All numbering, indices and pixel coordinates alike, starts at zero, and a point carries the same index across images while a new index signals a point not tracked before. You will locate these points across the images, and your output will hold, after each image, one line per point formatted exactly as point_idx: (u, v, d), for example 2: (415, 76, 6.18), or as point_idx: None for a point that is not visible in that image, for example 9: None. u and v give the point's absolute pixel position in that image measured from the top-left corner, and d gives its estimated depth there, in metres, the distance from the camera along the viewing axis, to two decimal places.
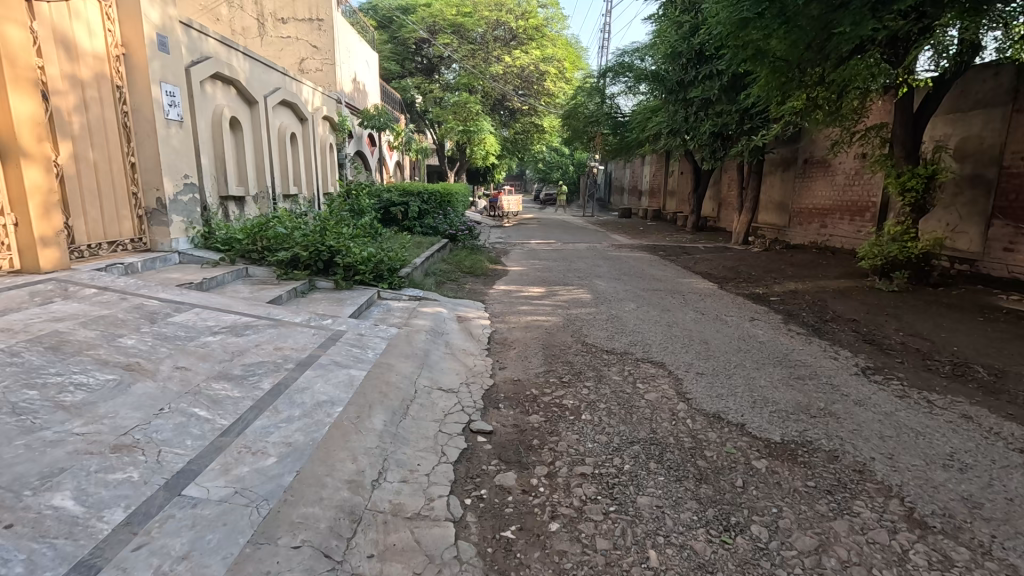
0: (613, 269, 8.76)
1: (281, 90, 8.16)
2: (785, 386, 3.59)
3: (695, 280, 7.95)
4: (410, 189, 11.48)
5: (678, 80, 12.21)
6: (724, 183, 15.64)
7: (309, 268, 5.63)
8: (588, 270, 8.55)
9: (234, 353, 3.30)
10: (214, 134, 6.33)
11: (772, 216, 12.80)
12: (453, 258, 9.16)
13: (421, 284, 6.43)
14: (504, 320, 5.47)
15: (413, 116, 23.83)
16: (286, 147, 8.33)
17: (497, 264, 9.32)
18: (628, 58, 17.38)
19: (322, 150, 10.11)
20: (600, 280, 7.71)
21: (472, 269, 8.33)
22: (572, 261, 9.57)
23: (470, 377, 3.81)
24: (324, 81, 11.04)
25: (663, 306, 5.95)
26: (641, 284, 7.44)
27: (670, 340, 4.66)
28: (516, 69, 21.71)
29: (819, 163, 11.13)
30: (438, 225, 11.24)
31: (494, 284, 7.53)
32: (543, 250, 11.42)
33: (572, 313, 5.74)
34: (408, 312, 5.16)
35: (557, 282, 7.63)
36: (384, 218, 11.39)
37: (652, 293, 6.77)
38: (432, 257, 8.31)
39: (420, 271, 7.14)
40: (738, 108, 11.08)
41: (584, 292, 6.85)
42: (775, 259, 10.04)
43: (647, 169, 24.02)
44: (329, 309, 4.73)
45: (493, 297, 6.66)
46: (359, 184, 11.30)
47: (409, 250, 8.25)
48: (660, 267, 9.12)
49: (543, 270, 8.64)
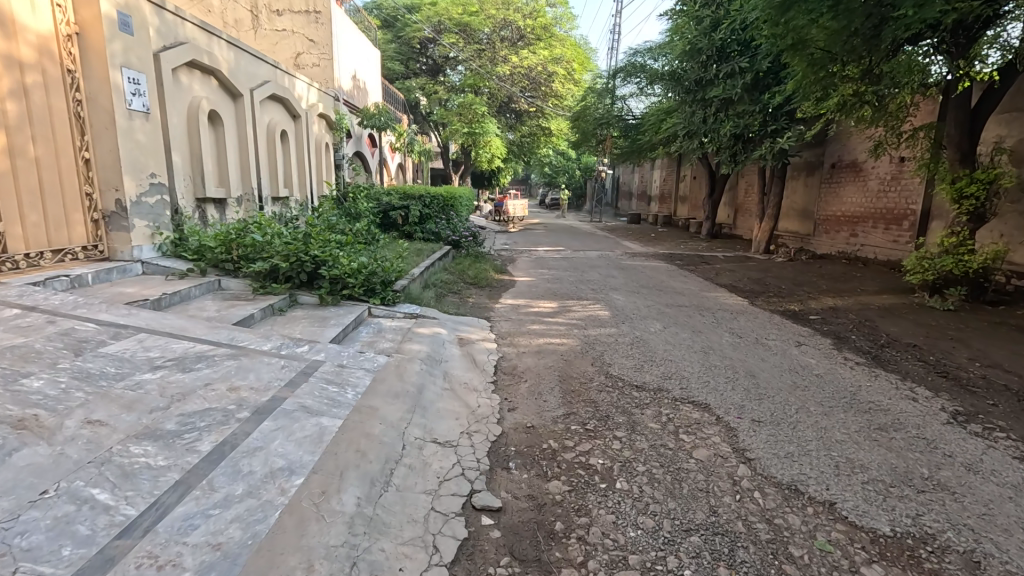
0: (630, 280, 8.04)
1: (272, 84, 7.50)
2: (868, 442, 2.86)
3: (722, 294, 7.21)
4: (411, 192, 10.83)
5: (697, 79, 11.52)
6: (741, 188, 14.90)
7: (290, 281, 4.92)
8: (603, 282, 7.82)
9: (173, 397, 2.60)
10: (190, 129, 5.67)
11: (795, 223, 12.06)
12: (455, 267, 8.46)
13: (418, 298, 5.72)
14: (512, 343, 4.76)
15: (417, 118, 23.18)
16: (276, 146, 7.68)
17: (503, 274, 8.62)
18: (641, 58, 16.72)
19: (317, 149, 9.45)
20: (617, 293, 6.98)
21: (476, 280, 7.64)
22: (584, 271, 8.85)
23: (471, 424, 3.08)
24: (321, 77, 10.39)
25: (693, 327, 5.22)
26: (664, 298, 6.70)
27: (710, 372, 3.94)
28: (524, 69, 21.03)
29: (849, 167, 10.36)
30: (440, 231, 10.47)
31: (501, 297, 6.82)
32: (552, 258, 10.72)
33: (590, 334, 5.02)
34: (402, 334, 4.46)
35: (570, 295, 6.91)
36: (383, 224, 10.81)
37: (678, 309, 6.05)
38: (432, 266, 7.60)
39: (419, 283, 6.45)
40: (762, 108, 10.37)
41: (602, 308, 6.13)
42: (803, 270, 9.30)
43: (658, 174, 23.28)
44: (308, 332, 4.02)
45: (500, 313, 5.96)
46: (357, 186, 10.65)
47: (407, 259, 7.56)
48: (680, 279, 8.38)
49: (553, 281, 7.92)
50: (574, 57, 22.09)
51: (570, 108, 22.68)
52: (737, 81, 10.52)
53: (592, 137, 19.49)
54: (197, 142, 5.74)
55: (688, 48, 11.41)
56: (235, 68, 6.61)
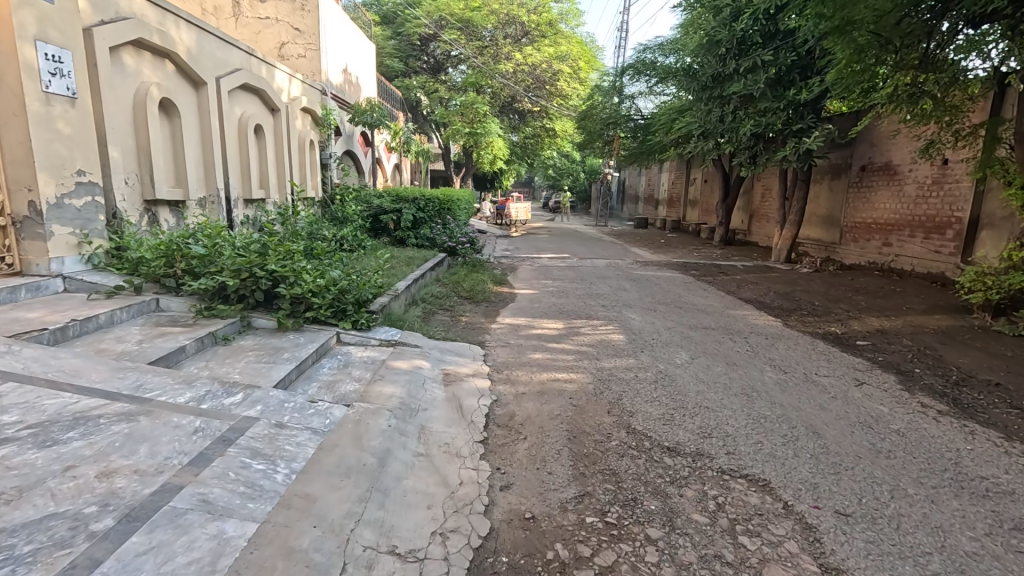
0: (644, 294, 7.20)
1: (245, 72, 6.70)
2: (1011, 556, 2.01)
3: (750, 313, 6.35)
4: (404, 194, 10.02)
5: (714, 74, 10.68)
6: (759, 192, 14.02)
7: (243, 301, 4.11)
8: (614, 297, 6.97)
9: (4, 496, 1.77)
10: (136, 121, 4.89)
11: (818, 231, 11.21)
12: (450, 278, 7.65)
13: (401, 319, 4.86)
14: (510, 381, 3.90)
15: (417, 118, 22.42)
16: (250, 142, 6.87)
17: (502, 286, 7.79)
18: (651, 55, 15.94)
19: (299, 147, 8.64)
20: (632, 311, 6.13)
21: (471, 294, 6.81)
22: (593, 283, 7.99)
23: (449, 516, 2.23)
24: (308, 69, 9.62)
25: (727, 358, 4.38)
26: (686, 318, 5.84)
27: (761, 428, 3.08)
28: (528, 67, 20.28)
29: (882, 170, 9.48)
30: (435, 236, 9.62)
31: (499, 315, 5.97)
32: (556, 266, 9.89)
33: (605, 368, 4.16)
34: (374, 370, 3.61)
35: (577, 313, 6.06)
36: (374, 229, 10.09)
37: (704, 333, 5.21)
38: (422, 279, 6.76)
39: (405, 300, 5.59)
40: (786, 105, 9.54)
41: (615, 331, 5.28)
42: (834, 283, 8.44)
43: (666, 177, 22.41)
44: (250, 372, 3.18)
45: (497, 336, 5.11)
46: (346, 188, 9.90)
47: (394, 271, 6.71)
48: (701, 293, 7.52)
49: (559, 295, 7.07)
50: (580, 55, 21.31)
51: (575, 109, 21.87)
52: (759, 76, 9.67)
53: (599, 138, 18.68)
54: (144, 135, 4.93)
55: (706, 39, 10.56)
56: (198, 52, 5.80)
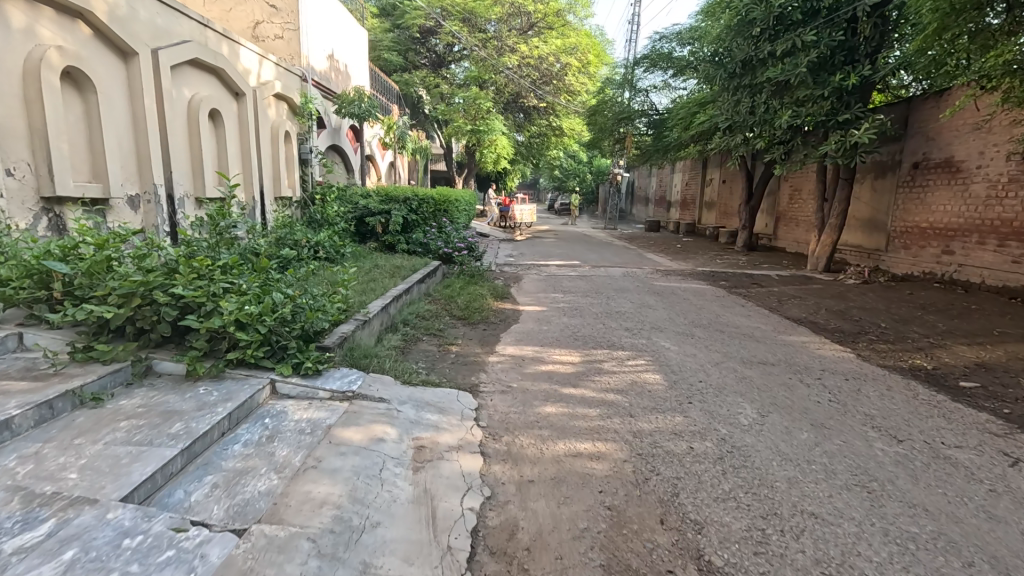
0: (674, 313, 6.01)
1: (196, 45, 5.59)
2: None
3: (809, 338, 5.16)
4: (395, 193, 8.93)
5: (745, 58, 9.46)
6: (787, 194, 12.84)
7: (142, 338, 2.96)
8: (639, 317, 5.80)
9: None
10: (27, 96, 3.76)
11: (858, 236, 10.01)
12: (443, 292, 6.50)
13: (368, 355, 3.70)
14: (511, 456, 2.72)
15: (418, 115, 21.34)
16: (203, 130, 5.75)
17: (504, 301, 6.63)
18: (667, 46, 14.76)
19: (271, 139, 7.52)
20: (662, 338, 4.96)
21: (466, 313, 5.66)
22: (612, 298, 6.83)
23: None
24: (286, 52, 8.54)
25: (810, 416, 3.19)
26: (733, 348, 4.66)
27: (918, 565, 1.91)
28: (534, 61, 19.15)
29: (942, 167, 8.26)
30: (429, 241, 8.50)
31: (498, 341, 4.80)
32: (566, 276, 8.72)
33: (644, 433, 2.98)
34: (308, 450, 2.43)
35: (596, 339, 4.88)
36: (360, 233, 8.99)
37: (763, 371, 4.03)
38: (408, 294, 5.64)
39: (380, 324, 4.45)
40: (830, 93, 8.37)
41: (647, 367, 4.11)
42: (891, 298, 7.22)
43: (679, 177, 21.26)
44: (97, 467, 1.99)
45: (495, 374, 3.94)
46: (328, 187, 8.79)
47: (371, 286, 5.56)
48: (739, 311, 6.33)
49: (572, 314, 5.90)
50: (589, 48, 20.14)
51: (584, 105, 20.72)
52: (800, 59, 8.44)
53: (609, 136, 17.52)
54: (38, 112, 3.79)
55: (738, 19, 9.33)
56: (126, 15, 4.68)
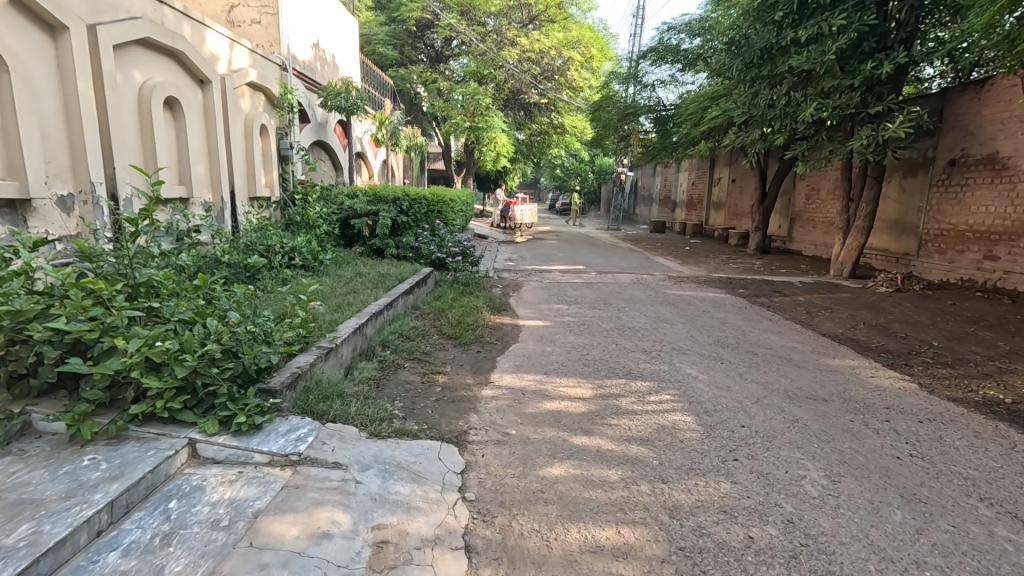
0: (695, 330, 5.29)
1: (147, 22, 4.88)
2: None
3: (856, 362, 4.43)
4: (384, 193, 8.26)
5: (764, 47, 8.73)
6: (804, 193, 12.18)
7: (21, 386, 2.26)
8: (655, 335, 5.07)
9: None
10: None
11: (885, 239, 9.27)
12: (433, 304, 5.78)
13: (331, 394, 2.99)
14: (507, 553, 1.98)
15: (415, 112, 20.60)
16: (156, 120, 5.03)
17: (502, 314, 5.90)
18: (674, 38, 14.03)
19: (245, 133, 6.82)
20: (686, 362, 4.24)
21: (458, 330, 4.94)
22: (624, 311, 6.11)
23: None
24: (263, 38, 7.80)
25: (893, 483, 2.47)
26: (772, 376, 3.95)
27: None
28: (535, 55, 18.43)
29: (984, 164, 7.54)
30: (420, 245, 7.82)
31: (494, 368, 4.07)
32: (570, 283, 7.99)
33: (683, 511, 2.25)
34: (214, 562, 1.70)
35: (609, 365, 4.15)
36: (345, 236, 8.30)
37: (816, 411, 3.31)
38: (392, 308, 4.94)
39: (352, 348, 3.75)
40: (860, 82, 7.63)
41: (674, 406, 3.38)
42: (933, 310, 6.49)
43: (685, 176, 20.58)
44: None
45: (488, 416, 3.20)
46: (311, 185, 8.08)
47: (349, 301, 4.86)
48: (767, 327, 5.62)
49: (580, 331, 5.17)
50: (592, 42, 19.40)
51: (587, 102, 19.97)
52: (827, 46, 7.70)
53: (614, 133, 16.79)
54: None
55: (757, 3, 8.59)
56: None
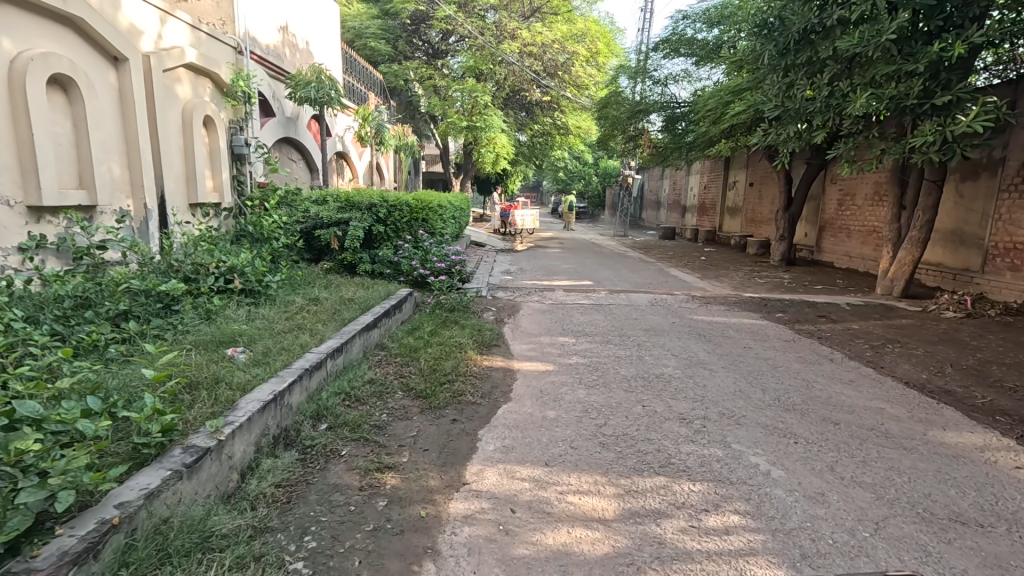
0: (743, 379, 4.04)
1: None
2: None
3: (980, 439, 3.18)
4: (358, 198, 7.09)
5: (803, 29, 7.51)
6: (837, 199, 11.04)
7: None
8: (694, 389, 3.82)
9: None
10: None
11: (941, 252, 8.02)
12: (404, 341, 4.56)
13: (184, 545, 1.78)
14: None
15: (410, 111, 19.45)
16: (35, 105, 3.83)
17: (493, 353, 4.67)
18: (690, 28, 12.82)
19: (181, 126, 5.62)
20: (744, 443, 2.99)
21: (432, 382, 3.73)
22: (646, 348, 4.86)
23: None
24: (214, 15, 6.57)
25: None
26: (878, 472, 2.70)
27: None
28: (537, 49, 17.19)
29: None
30: (401, 259, 6.73)
31: (472, 456, 2.83)
32: (577, 306, 6.75)
33: None
34: None
35: (638, 450, 2.90)
36: (312, 249, 7.07)
37: (980, 555, 2.06)
38: (343, 354, 3.73)
39: (261, 432, 2.54)
40: (925, 69, 6.40)
41: (750, 540, 2.14)
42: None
43: (697, 179, 19.41)
44: None
45: (452, 569, 1.96)
46: (272, 189, 6.86)
47: (285, 347, 3.62)
48: (832, 372, 4.36)
49: (593, 382, 3.93)
50: (599, 37, 18.17)
51: (593, 100, 18.74)
52: (884, 24, 6.47)
53: (622, 133, 15.61)
54: None
55: None
56: None
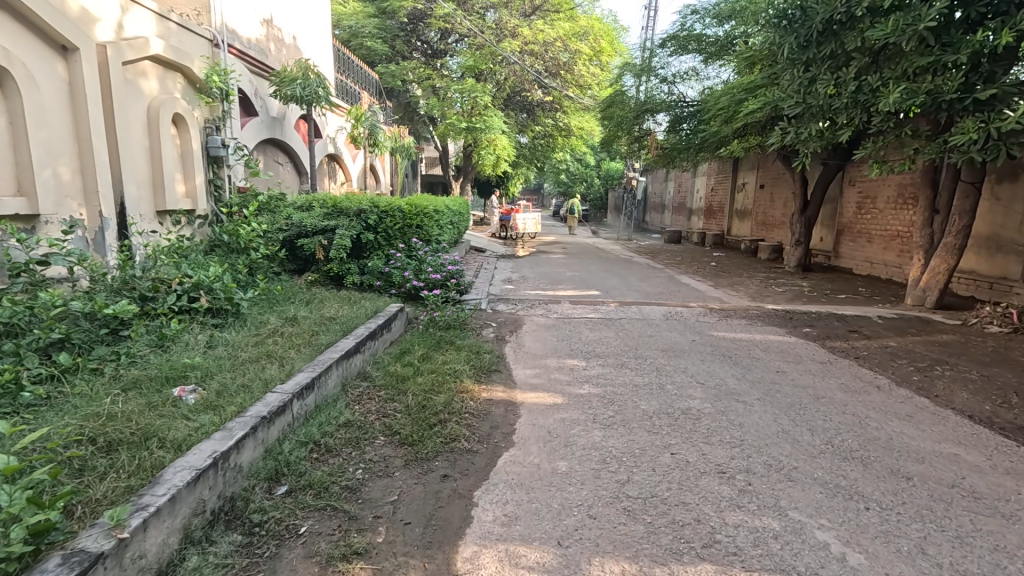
0: (783, 416, 3.46)
1: None
2: None
3: None
4: (346, 204, 6.53)
5: (828, 19, 6.95)
6: (856, 201, 10.47)
7: None
8: (729, 430, 3.24)
9: None
10: None
11: (975, 258, 7.44)
12: (391, 368, 3.99)
13: None
14: None
15: (408, 112, 18.94)
16: None
17: (493, 381, 4.10)
18: (699, 24, 12.30)
19: (147, 125, 5.07)
20: (804, 510, 2.40)
21: (420, 423, 3.15)
22: (666, 374, 4.28)
23: None
24: (189, 6, 6.04)
25: None
26: (982, 555, 2.12)
27: None
28: (538, 47, 16.64)
29: None
30: (393, 270, 6.17)
31: (466, 532, 2.25)
32: (585, 320, 6.17)
33: None
34: None
35: (673, 522, 2.32)
36: (296, 259, 6.42)
37: None
38: (316, 390, 3.15)
39: (192, 511, 1.97)
40: (967, 59, 5.84)
41: None
42: None
43: (703, 182, 18.88)
44: None
45: None
46: (252, 194, 6.29)
47: (246, 384, 3.05)
48: (883, 404, 3.78)
49: (609, 421, 3.36)
50: (602, 35, 17.63)
51: (596, 100, 18.20)
52: (921, 10, 5.92)
53: (627, 134, 15.05)
54: None
55: None
56: None
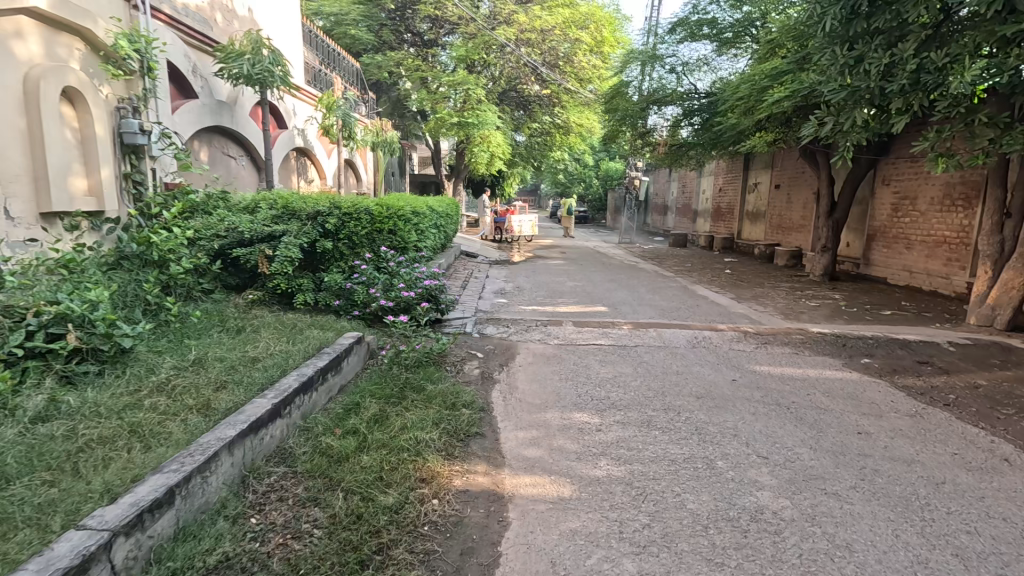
0: (905, 527, 2.29)
1: None
2: None
3: None
4: (299, 205, 5.34)
5: None
6: (891, 203, 9.37)
7: None
8: (832, 560, 2.08)
9: None
10: None
11: None
12: (325, 439, 2.81)
13: None
14: None
15: (399, 110, 17.88)
16: None
17: (471, 453, 2.92)
18: (712, 7, 11.30)
19: (21, 100, 3.86)
20: None
21: (344, 558, 1.97)
22: (711, 439, 3.11)
23: None
24: None
25: None
26: None
27: None
28: (536, 35, 15.44)
29: None
30: (356, 286, 5.00)
31: None
32: (593, 349, 4.99)
33: None
34: None
35: None
36: (237, 274, 5.22)
37: None
38: (178, 504, 1.96)
39: None
40: None
41: None
42: None
43: (710, 181, 17.82)
44: None
45: None
46: (183, 193, 5.09)
47: (52, 501, 1.84)
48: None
49: (645, 542, 2.18)
50: (604, 24, 16.46)
51: (597, 94, 17.04)
52: None
53: (631, 129, 13.89)
54: None
55: None
56: None
